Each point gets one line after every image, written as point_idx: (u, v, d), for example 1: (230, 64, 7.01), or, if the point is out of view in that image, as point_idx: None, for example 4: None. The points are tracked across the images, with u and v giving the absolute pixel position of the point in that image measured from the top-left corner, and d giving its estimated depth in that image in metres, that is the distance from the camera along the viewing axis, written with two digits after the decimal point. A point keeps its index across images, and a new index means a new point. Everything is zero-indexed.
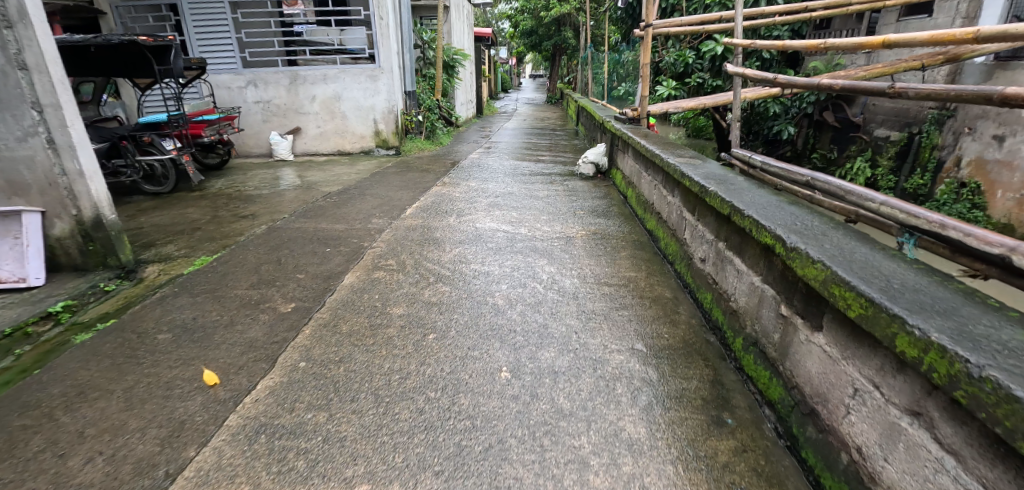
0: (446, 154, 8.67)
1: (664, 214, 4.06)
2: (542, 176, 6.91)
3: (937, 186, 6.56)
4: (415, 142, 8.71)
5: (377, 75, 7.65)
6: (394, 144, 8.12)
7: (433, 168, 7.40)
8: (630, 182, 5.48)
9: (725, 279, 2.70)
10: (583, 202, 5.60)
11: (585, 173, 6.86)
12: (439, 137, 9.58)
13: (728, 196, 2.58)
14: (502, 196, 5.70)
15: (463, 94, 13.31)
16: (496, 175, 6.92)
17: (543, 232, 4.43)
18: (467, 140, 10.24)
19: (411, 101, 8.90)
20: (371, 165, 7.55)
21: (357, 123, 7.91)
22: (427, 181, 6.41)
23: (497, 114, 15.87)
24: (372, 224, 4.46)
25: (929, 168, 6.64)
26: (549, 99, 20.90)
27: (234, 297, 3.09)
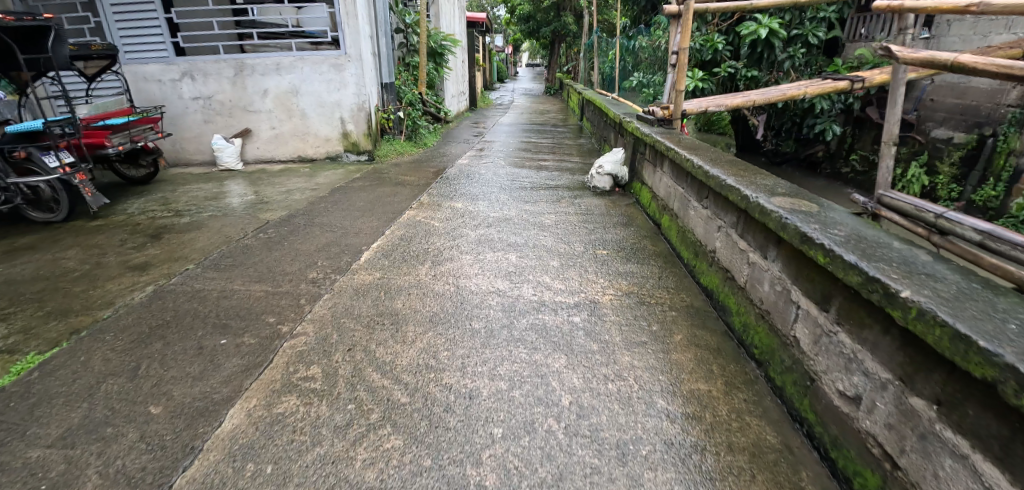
0: (430, 158, 7.21)
1: (737, 277, 2.71)
2: (547, 192, 5.46)
3: (1011, 200, 4.98)
4: (393, 145, 7.22)
5: (342, 64, 6.19)
6: (367, 148, 6.63)
7: (412, 177, 5.99)
8: (668, 207, 4.08)
9: (939, 480, 1.37)
10: (605, 233, 4.19)
11: (600, 186, 5.44)
12: (424, 137, 8.09)
13: (984, 332, 1.21)
14: (497, 225, 4.29)
15: (453, 85, 11.82)
16: (489, 190, 5.48)
17: (555, 293, 3.06)
18: (456, 140, 8.76)
19: (390, 96, 7.41)
20: (336, 174, 6.08)
21: (320, 123, 6.43)
22: (399, 199, 5.01)
23: (491, 109, 14.35)
24: (306, 282, 3.08)
25: (1003, 178, 5.09)
26: (549, 89, 19.29)
27: (14, 475, 1.73)
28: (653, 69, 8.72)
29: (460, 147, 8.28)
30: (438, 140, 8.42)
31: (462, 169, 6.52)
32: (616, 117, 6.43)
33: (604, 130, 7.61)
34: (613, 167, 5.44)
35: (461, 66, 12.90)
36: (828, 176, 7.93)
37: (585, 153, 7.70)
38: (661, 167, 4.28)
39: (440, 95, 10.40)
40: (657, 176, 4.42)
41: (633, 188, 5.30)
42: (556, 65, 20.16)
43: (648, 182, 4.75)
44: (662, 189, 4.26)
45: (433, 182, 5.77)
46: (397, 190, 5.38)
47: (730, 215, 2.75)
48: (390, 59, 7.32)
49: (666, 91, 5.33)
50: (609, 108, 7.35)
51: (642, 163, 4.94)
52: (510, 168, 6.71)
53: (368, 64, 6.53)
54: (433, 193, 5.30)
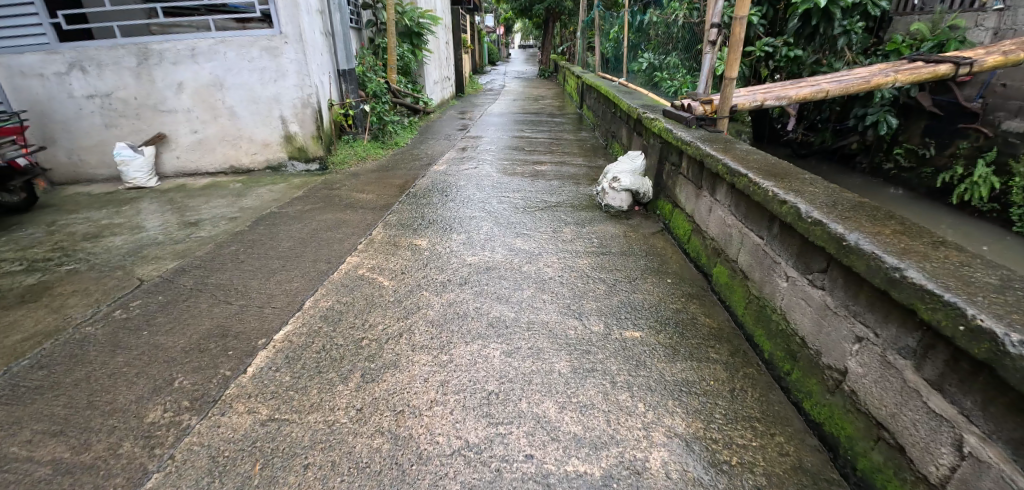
0: (401, 161, 5.80)
1: (911, 450, 1.45)
2: (545, 213, 4.09)
3: None
4: (354, 147, 5.78)
5: (277, 47, 4.75)
6: (317, 154, 5.23)
7: (371, 190, 4.62)
8: (722, 254, 2.77)
9: None
10: (632, 292, 2.87)
11: (614, 205, 4.08)
12: (396, 136, 6.64)
13: None
14: (474, 276, 2.94)
15: (435, 70, 10.34)
16: (469, 211, 4.10)
17: (566, 446, 1.77)
18: (435, 136, 7.30)
19: (352, 86, 5.97)
20: (274, 189, 4.71)
21: (254, 124, 5.03)
22: (341, 231, 3.65)
23: (480, 95, 12.85)
24: (130, 441, 1.79)
25: None
26: (543, 73, 17.61)
27: None
28: (669, 49, 7.28)
29: (439, 145, 6.86)
30: (413, 138, 6.97)
31: (434, 176, 5.11)
32: (629, 110, 5.04)
33: (612, 125, 6.21)
34: (634, 180, 4.05)
35: (444, 48, 11.30)
36: (864, 171, 5.84)
37: (590, 152, 6.28)
38: (709, 192, 2.96)
39: (418, 82, 8.89)
40: (701, 202, 3.09)
41: (660, 209, 3.95)
42: (551, 46, 18.42)
43: (685, 206, 3.41)
44: (712, 224, 2.94)
45: (396, 196, 4.42)
46: (343, 212, 4.01)
47: (901, 334, 1.46)
48: (347, 40, 5.85)
49: (704, 76, 3.94)
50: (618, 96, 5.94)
51: (674, 178, 3.59)
52: (499, 172, 5.32)
53: (313, 47, 5.09)
54: (393, 216, 3.93)
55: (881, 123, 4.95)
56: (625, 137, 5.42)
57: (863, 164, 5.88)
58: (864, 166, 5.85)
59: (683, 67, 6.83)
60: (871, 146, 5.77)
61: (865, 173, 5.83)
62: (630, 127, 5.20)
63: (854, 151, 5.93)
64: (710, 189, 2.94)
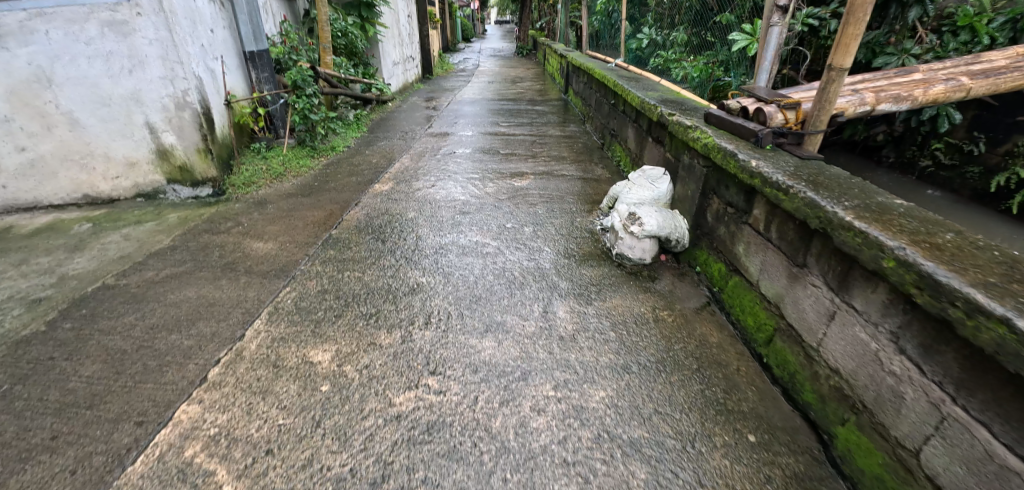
0: (335, 173, 4.31)
1: None
2: (530, 271, 2.69)
3: None
4: (270, 157, 4.24)
5: (127, 21, 3.20)
6: (208, 174, 3.73)
7: (274, 231, 3.16)
8: (878, 420, 1.46)
9: None
10: (695, 482, 1.55)
11: (631, 256, 2.72)
12: (334, 139, 5.11)
13: None
14: (405, 455, 1.60)
15: (394, 47, 8.67)
16: (413, 270, 2.66)
17: None
18: (387, 134, 5.75)
19: (269, 78, 4.52)
20: (132, 234, 3.22)
21: (109, 135, 3.47)
22: (198, 326, 2.23)
23: (451, 76, 11.23)
24: None
25: None
26: (520, 49, 15.84)
27: None
28: (675, 22, 5.83)
29: (391, 145, 5.34)
30: (358, 139, 5.43)
31: (371, 199, 3.64)
32: (639, 106, 3.64)
33: (612, 121, 4.78)
34: (666, 219, 2.68)
35: (405, 22, 9.61)
36: (889, 169, 3.42)
37: (585, 157, 4.85)
38: (838, 289, 1.62)
39: (369, 65, 7.26)
40: (810, 295, 1.76)
41: (706, 266, 2.59)
42: (529, 20, 16.63)
43: (763, 285, 2.07)
44: (839, 351, 1.62)
45: (310, 241, 2.98)
46: (215, 280, 2.58)
47: None
48: (257, 14, 4.35)
49: (768, 58, 2.58)
50: (620, 81, 4.53)
51: (740, 230, 2.23)
52: (466, 189, 3.86)
53: (193, 22, 3.57)
54: (291, 287, 2.50)
55: (938, 115, 2.78)
56: (633, 141, 4.03)
57: (889, 160, 3.46)
58: (888, 162, 3.43)
59: (696, 44, 5.41)
60: (899, 136, 3.37)
61: (891, 170, 3.42)
62: (642, 128, 3.78)
63: (875, 139, 3.52)
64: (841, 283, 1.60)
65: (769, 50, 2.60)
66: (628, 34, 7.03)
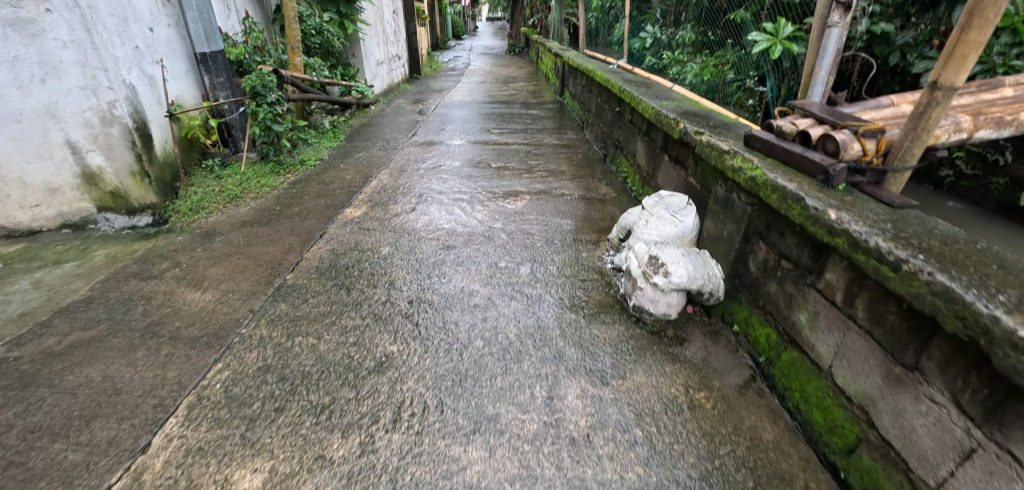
0: (301, 194, 3.75)
1: None
2: (528, 331, 2.17)
3: None
4: (224, 176, 3.66)
5: (40, 16, 2.56)
6: (147, 200, 3.16)
7: (218, 274, 2.60)
8: None
9: None
10: None
11: (654, 310, 2.20)
12: (304, 152, 4.53)
13: None
14: None
15: (377, 44, 8.07)
16: (381, 332, 2.13)
17: None
18: (366, 144, 5.18)
19: (227, 83, 3.91)
20: (45, 280, 2.63)
21: (27, 157, 2.74)
22: (91, 431, 1.69)
23: (439, 76, 10.67)
24: None
25: None
26: (512, 48, 15.26)
27: None
28: (682, 19, 5.30)
29: (369, 157, 4.76)
30: (332, 151, 4.85)
31: (338, 228, 3.08)
32: (652, 118, 3.11)
33: (617, 131, 4.25)
34: (695, 266, 2.15)
35: (390, 18, 9.01)
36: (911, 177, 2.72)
37: (586, 171, 4.31)
38: (1005, 425, 1.12)
39: (349, 65, 6.67)
40: (935, 414, 1.27)
41: (748, 327, 2.08)
42: (520, 18, 16.05)
43: (838, 373, 1.57)
44: None
45: (259, 290, 2.43)
46: (129, 353, 2.03)
47: None
48: (209, 10, 3.76)
49: (827, 67, 2.06)
50: (625, 86, 3.99)
51: (802, 293, 1.73)
52: (452, 215, 3.32)
53: (122, 19, 2.98)
54: (224, 364, 1.96)
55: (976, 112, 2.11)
56: (644, 157, 3.50)
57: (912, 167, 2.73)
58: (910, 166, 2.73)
59: (707, 44, 4.88)
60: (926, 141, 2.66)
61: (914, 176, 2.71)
62: (656, 143, 3.25)
63: None
64: (1016, 420, 1.10)
65: (826, 55, 2.07)
66: (628, 33, 6.49)
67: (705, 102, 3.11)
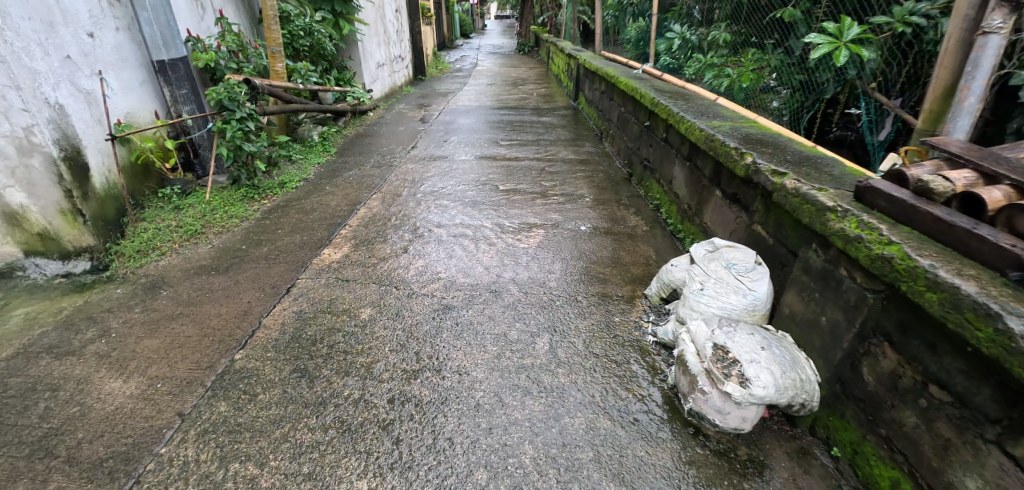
0: (277, 224, 3.19)
1: None
2: (548, 452, 1.59)
3: None
4: (183, 207, 3.10)
5: None
6: (83, 242, 2.61)
7: (149, 351, 2.05)
8: None
9: None
10: None
11: (724, 423, 1.60)
12: (285, 172, 3.95)
13: None
14: None
15: (377, 45, 7.50)
16: (348, 456, 1.56)
17: None
18: (359, 159, 4.61)
19: (191, 96, 3.33)
20: None
21: None
22: None
23: (445, 77, 10.10)
24: None
25: None
26: (521, 47, 14.61)
27: None
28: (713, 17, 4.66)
29: (360, 175, 4.17)
30: (319, 169, 4.25)
31: (309, 279, 2.50)
32: (699, 142, 2.50)
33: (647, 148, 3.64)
34: (782, 368, 1.55)
35: (392, 17, 8.43)
36: None
37: (610, 195, 3.70)
38: None
39: (344, 69, 6.11)
40: None
41: (857, 457, 1.48)
42: (530, 16, 15.39)
43: None
44: None
45: (195, 380, 1.87)
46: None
47: None
48: (169, 11, 3.19)
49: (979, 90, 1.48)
50: (657, 96, 3.37)
51: None
52: (451, 257, 2.72)
53: (46, 25, 2.43)
54: None
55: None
56: (685, 186, 2.89)
57: None
58: None
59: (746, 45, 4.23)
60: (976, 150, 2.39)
61: None
62: (701, 172, 2.63)
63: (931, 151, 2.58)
64: None
65: (977, 73, 1.49)
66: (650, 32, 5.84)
67: (764, 120, 2.52)
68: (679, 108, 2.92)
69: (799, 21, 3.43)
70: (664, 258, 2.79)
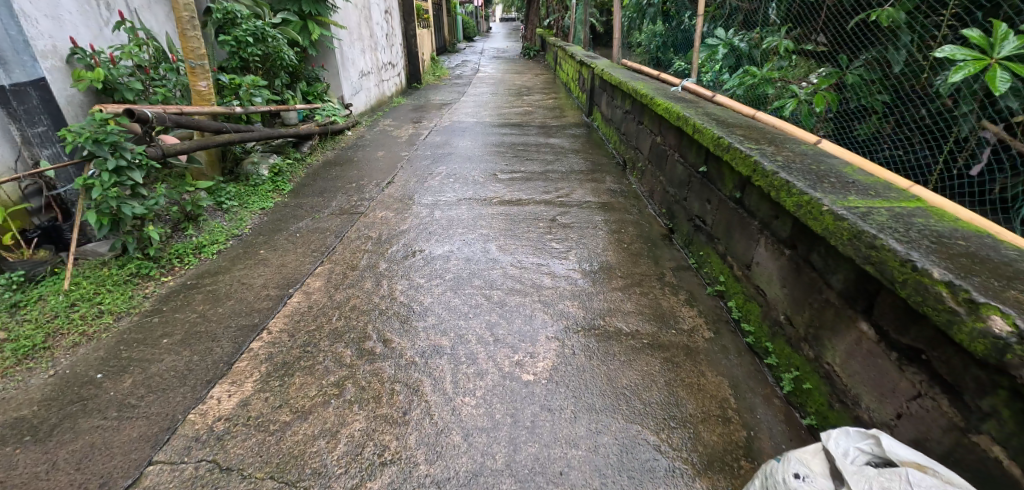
0: (168, 324, 2.19)
1: None
2: None
3: None
4: (27, 304, 2.14)
5: None
6: None
7: None
8: None
9: None
10: None
11: None
12: (206, 229, 2.92)
13: None
14: None
15: (360, 51, 6.48)
16: None
17: None
18: (318, 199, 3.60)
19: (52, 134, 2.50)
20: None
21: None
22: None
23: (443, 86, 9.09)
24: None
25: None
26: (526, 51, 13.51)
27: None
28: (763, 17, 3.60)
29: (308, 229, 3.11)
30: (258, 220, 3.21)
31: (168, 465, 1.51)
32: (826, 234, 1.47)
33: (700, 204, 2.60)
34: None
35: (380, 19, 7.41)
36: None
37: (648, 266, 2.65)
38: None
39: (315, 82, 5.08)
40: None
41: None
42: (536, 18, 14.28)
43: None
44: None
45: None
46: None
47: None
48: (11, 15, 2.31)
49: None
50: (719, 129, 2.32)
51: None
52: (411, 405, 1.70)
53: None
54: None
55: None
56: (781, 284, 1.85)
57: None
58: None
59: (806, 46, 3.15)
60: None
61: None
62: (820, 276, 1.60)
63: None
64: None
65: None
66: (680, 36, 4.77)
67: (921, 191, 1.59)
68: (765, 157, 1.87)
69: (899, 26, 2.18)
70: (750, 404, 1.76)
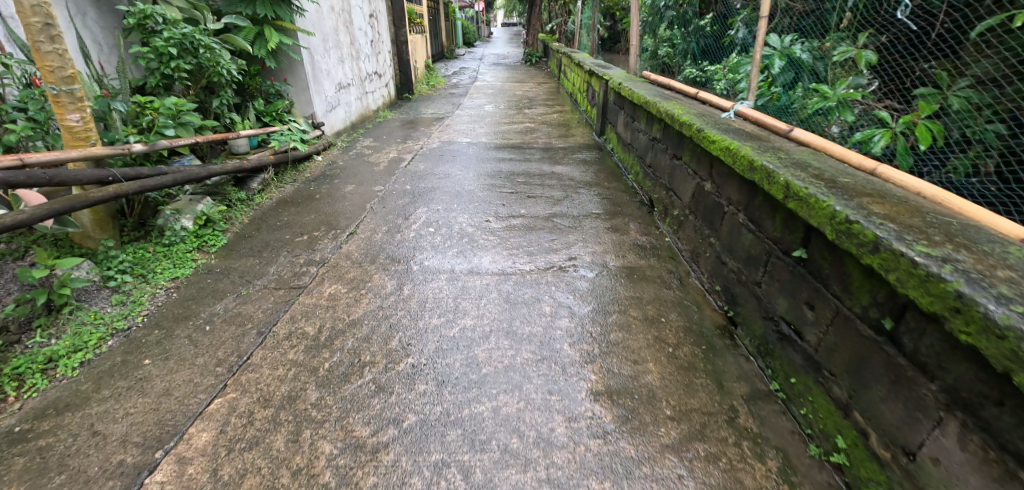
0: None
1: None
2: None
3: None
4: None
5: None
6: None
7: None
8: None
9: None
10: None
11: None
12: (72, 327, 2.09)
13: None
14: None
15: (338, 61, 5.63)
16: None
17: None
18: (255, 261, 2.74)
19: None
20: None
21: None
22: None
23: (437, 97, 8.24)
24: None
25: None
26: (528, 58, 12.69)
27: None
28: (824, 13, 2.69)
29: (225, 317, 2.24)
30: (161, 302, 2.36)
31: None
32: None
33: (790, 303, 1.73)
34: None
35: (364, 23, 6.56)
36: None
37: (709, 394, 1.77)
38: None
39: (274, 99, 4.22)
40: None
41: None
42: (538, 23, 13.44)
43: None
44: None
45: None
46: None
47: None
48: None
49: None
50: (843, 201, 1.44)
51: None
52: None
53: None
54: None
55: None
56: None
57: None
58: None
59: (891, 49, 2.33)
60: None
61: None
62: None
63: None
64: None
65: None
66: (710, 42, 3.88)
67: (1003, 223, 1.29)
68: (977, 287, 1.02)
69: None
70: None
